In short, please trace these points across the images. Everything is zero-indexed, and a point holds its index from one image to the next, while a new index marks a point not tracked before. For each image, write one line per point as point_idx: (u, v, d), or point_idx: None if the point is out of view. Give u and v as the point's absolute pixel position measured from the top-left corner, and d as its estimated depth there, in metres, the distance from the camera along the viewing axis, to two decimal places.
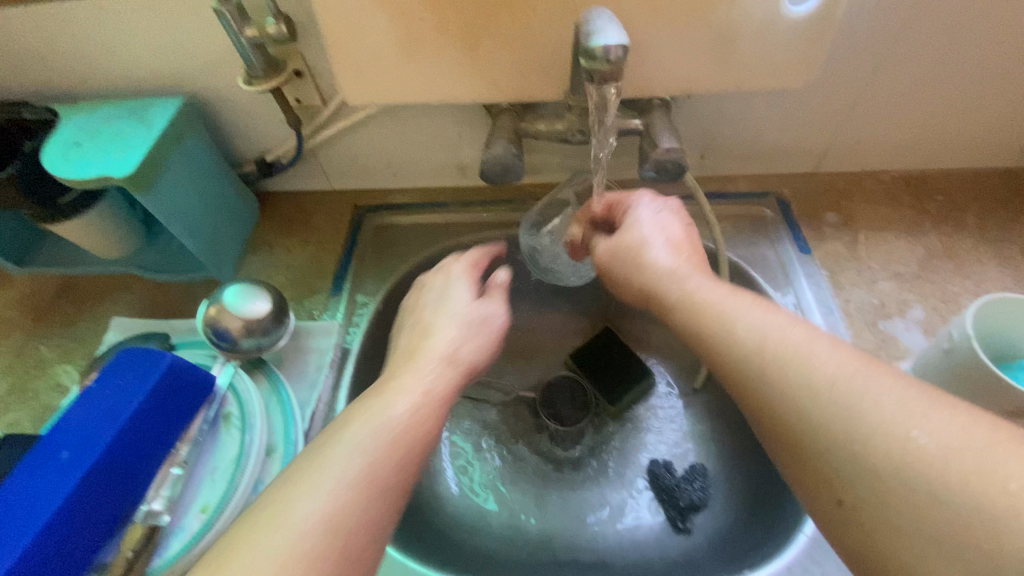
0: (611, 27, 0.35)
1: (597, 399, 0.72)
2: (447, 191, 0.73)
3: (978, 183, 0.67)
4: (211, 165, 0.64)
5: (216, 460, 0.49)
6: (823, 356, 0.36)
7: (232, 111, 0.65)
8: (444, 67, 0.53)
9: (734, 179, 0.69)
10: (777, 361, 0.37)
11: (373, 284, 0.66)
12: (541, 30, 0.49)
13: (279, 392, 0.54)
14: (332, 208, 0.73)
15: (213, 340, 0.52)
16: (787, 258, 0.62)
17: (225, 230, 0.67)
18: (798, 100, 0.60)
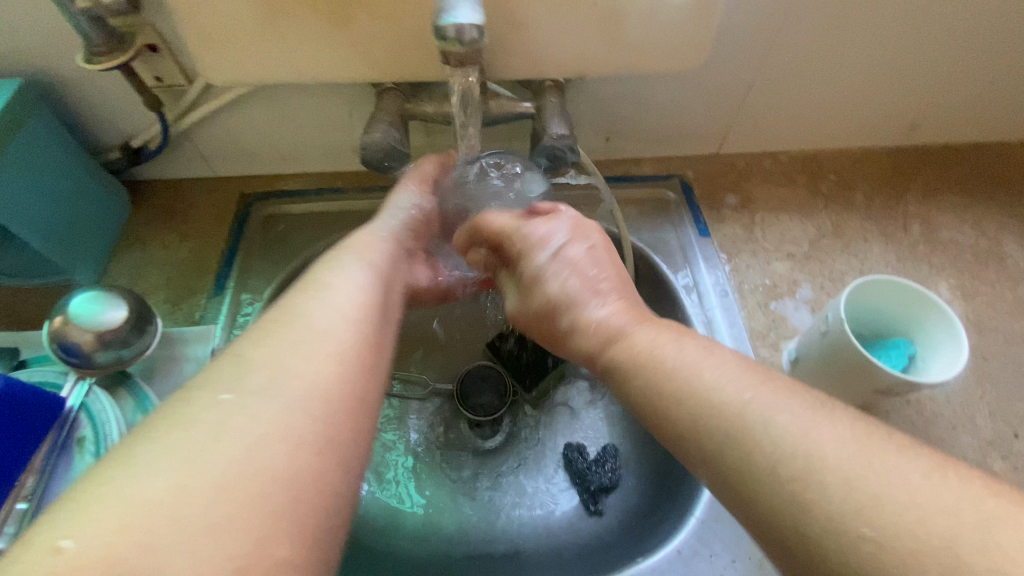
0: (465, 4, 0.32)
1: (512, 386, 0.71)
2: (344, 176, 0.68)
3: (866, 162, 0.70)
4: (64, 155, 0.56)
5: (68, 490, 0.43)
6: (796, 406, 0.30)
7: (80, 91, 0.57)
8: (316, 42, 0.48)
9: (640, 161, 0.69)
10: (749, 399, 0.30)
11: (262, 282, 0.61)
12: (416, 4, 0.45)
13: (145, 407, 0.48)
14: (216, 197, 0.67)
15: (60, 356, 0.46)
16: (687, 241, 0.62)
17: (86, 227, 0.59)
18: (695, 81, 0.59)
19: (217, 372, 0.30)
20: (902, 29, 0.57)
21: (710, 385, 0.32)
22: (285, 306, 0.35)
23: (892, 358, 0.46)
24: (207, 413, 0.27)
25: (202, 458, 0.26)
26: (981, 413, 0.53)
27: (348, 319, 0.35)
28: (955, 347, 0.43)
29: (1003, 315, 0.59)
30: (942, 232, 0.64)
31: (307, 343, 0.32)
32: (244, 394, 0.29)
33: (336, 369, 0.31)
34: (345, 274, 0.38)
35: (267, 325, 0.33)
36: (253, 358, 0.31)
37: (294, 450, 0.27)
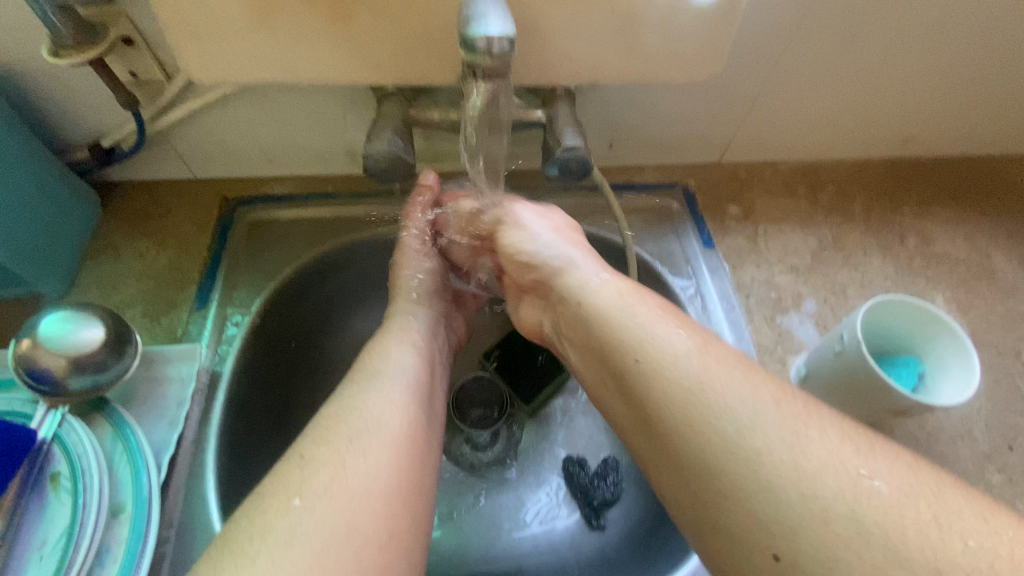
0: (493, 14, 0.30)
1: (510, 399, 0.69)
2: (335, 180, 0.65)
3: (864, 174, 0.70)
4: (26, 156, 0.51)
5: (42, 534, 0.39)
6: (743, 396, 0.34)
7: (43, 86, 0.52)
8: (312, 41, 0.45)
9: (642, 169, 0.67)
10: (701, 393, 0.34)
11: (248, 293, 0.57)
12: (423, 5, 0.42)
13: (126, 437, 0.44)
14: (196, 200, 0.62)
15: (27, 383, 0.42)
16: (692, 252, 0.61)
17: (52, 235, 0.54)
18: (702, 91, 0.58)
19: (284, 472, 0.35)
20: (907, 44, 0.57)
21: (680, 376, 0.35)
22: (339, 400, 0.40)
23: (903, 376, 0.46)
24: (282, 519, 0.33)
25: (303, 539, 0.32)
26: (979, 426, 0.54)
27: (397, 418, 0.40)
28: (967, 365, 0.44)
29: (996, 328, 0.60)
30: (937, 245, 0.65)
31: (365, 435, 0.38)
32: (310, 497, 0.34)
33: (390, 461, 0.37)
34: (392, 366, 0.44)
35: (326, 419, 0.39)
36: (314, 458, 0.36)
37: (363, 542, 0.33)
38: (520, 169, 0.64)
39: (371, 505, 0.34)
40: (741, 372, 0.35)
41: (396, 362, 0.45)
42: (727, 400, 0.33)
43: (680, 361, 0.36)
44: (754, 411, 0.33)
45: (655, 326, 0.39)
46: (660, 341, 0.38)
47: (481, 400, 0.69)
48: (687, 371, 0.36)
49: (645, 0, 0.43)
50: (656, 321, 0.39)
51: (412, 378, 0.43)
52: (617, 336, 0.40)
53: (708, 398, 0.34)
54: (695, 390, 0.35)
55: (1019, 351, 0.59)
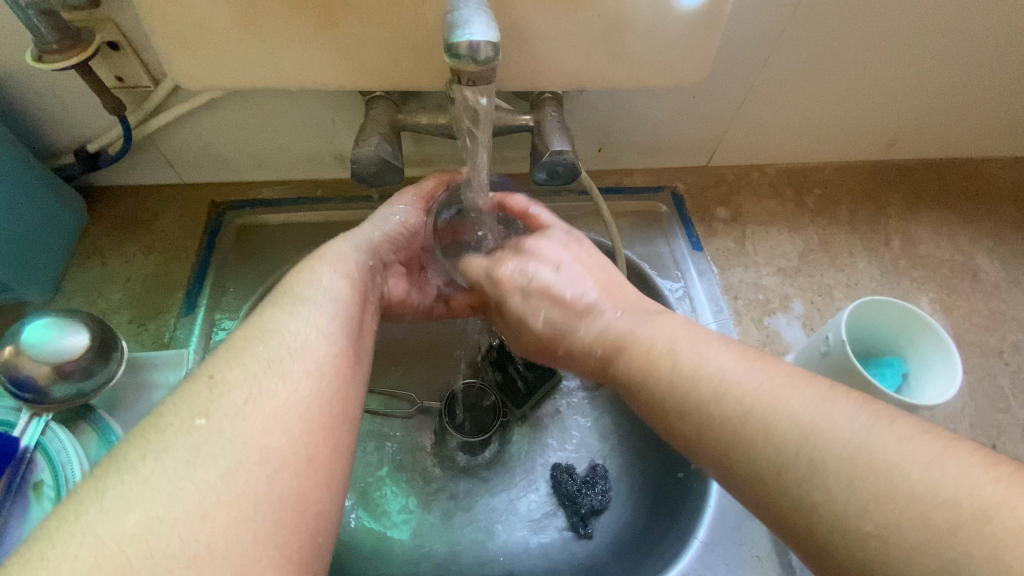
0: (478, 20, 0.30)
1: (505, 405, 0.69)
2: (325, 184, 0.65)
3: (850, 176, 0.71)
4: (12, 160, 0.51)
5: None
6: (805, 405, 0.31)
7: (28, 91, 0.52)
8: (299, 46, 0.45)
9: (632, 172, 0.68)
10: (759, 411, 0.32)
11: (237, 298, 0.57)
12: (411, 10, 0.43)
13: (111, 444, 0.44)
14: (183, 205, 0.62)
15: (9, 391, 0.42)
16: (680, 254, 0.62)
17: (37, 240, 0.54)
18: (689, 95, 0.59)
19: (189, 394, 0.30)
20: (889, 49, 0.58)
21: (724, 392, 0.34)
22: (257, 323, 0.35)
23: (887, 376, 0.47)
24: (185, 439, 0.28)
25: (187, 470, 0.27)
26: (964, 425, 0.55)
27: (317, 342, 0.34)
28: (932, 330, 0.46)
29: (980, 328, 0.61)
30: (922, 246, 0.66)
31: (278, 360, 0.33)
32: (218, 418, 0.29)
33: (311, 388, 0.32)
34: (319, 289, 0.38)
35: (239, 342, 0.34)
36: (227, 378, 0.31)
37: (274, 465, 0.28)
38: (510, 173, 0.64)
39: (277, 435, 0.29)
40: (787, 381, 0.33)
41: (312, 313, 0.36)
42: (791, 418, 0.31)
43: (717, 369, 0.35)
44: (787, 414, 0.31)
45: (687, 339, 0.37)
46: (698, 359, 0.36)
47: (474, 403, 0.68)
48: (721, 390, 0.34)
49: (631, 7, 0.44)
50: (691, 343, 0.37)
51: (340, 303, 0.38)
52: (655, 351, 0.38)
53: (750, 418, 0.32)
54: (730, 398, 0.33)
55: (1002, 351, 0.60)
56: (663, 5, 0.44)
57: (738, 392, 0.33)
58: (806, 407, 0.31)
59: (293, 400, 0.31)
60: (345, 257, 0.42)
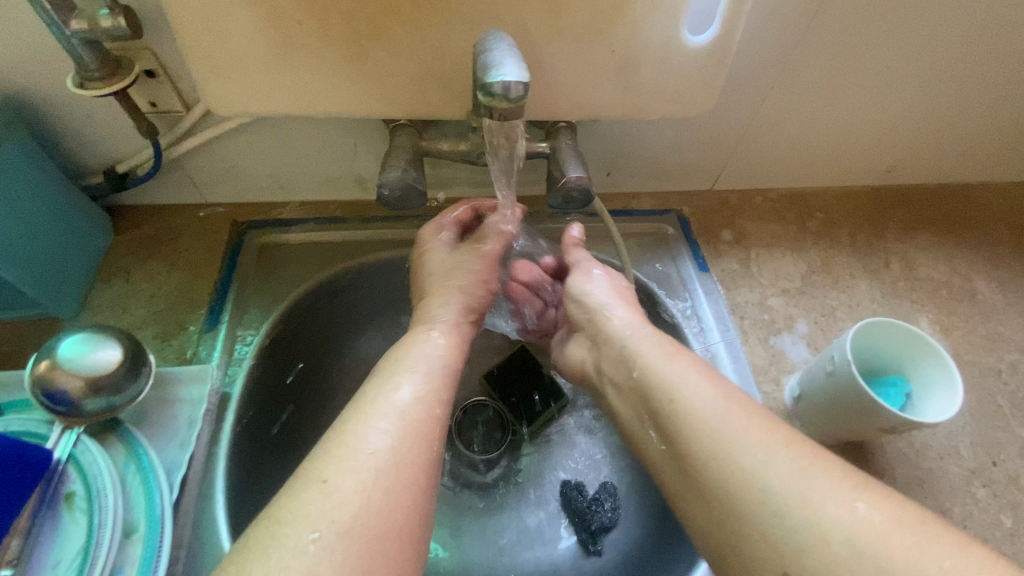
0: (509, 60, 0.32)
1: (512, 422, 0.70)
2: (343, 205, 0.67)
3: (850, 202, 0.74)
4: (43, 180, 0.52)
5: (56, 554, 0.40)
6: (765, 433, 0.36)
7: (64, 115, 0.54)
8: (329, 76, 0.47)
9: (639, 196, 0.70)
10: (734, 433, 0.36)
11: (258, 315, 0.58)
12: (436, 45, 0.45)
13: (138, 456, 0.45)
14: (205, 224, 0.64)
15: (43, 404, 0.43)
16: (687, 274, 0.64)
17: (65, 257, 0.56)
18: (695, 123, 0.61)
19: (313, 457, 0.36)
20: (885, 80, 0.61)
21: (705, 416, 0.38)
22: (366, 393, 0.42)
23: (891, 396, 0.49)
24: (311, 495, 0.34)
25: (327, 517, 0.33)
26: (965, 443, 0.56)
27: (418, 408, 0.41)
28: (935, 354, 0.48)
29: (979, 349, 0.63)
30: (920, 268, 0.68)
31: (391, 423, 0.39)
32: (325, 504, 0.33)
33: (413, 446, 0.38)
34: (413, 361, 0.45)
35: (352, 408, 0.40)
36: (331, 468, 0.35)
37: (381, 524, 0.33)
38: (523, 195, 0.66)
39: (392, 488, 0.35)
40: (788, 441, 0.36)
41: (414, 386, 0.42)
42: (753, 443, 0.35)
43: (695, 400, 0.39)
44: (765, 441, 0.36)
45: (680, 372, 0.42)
46: (682, 385, 0.41)
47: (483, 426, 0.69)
48: (710, 414, 0.38)
49: (643, 42, 0.47)
50: (682, 370, 0.42)
51: (430, 387, 0.43)
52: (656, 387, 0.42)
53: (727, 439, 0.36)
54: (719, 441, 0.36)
55: (1000, 371, 0.61)
56: (674, 41, 0.47)
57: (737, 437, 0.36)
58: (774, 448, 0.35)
59: (401, 460, 0.37)
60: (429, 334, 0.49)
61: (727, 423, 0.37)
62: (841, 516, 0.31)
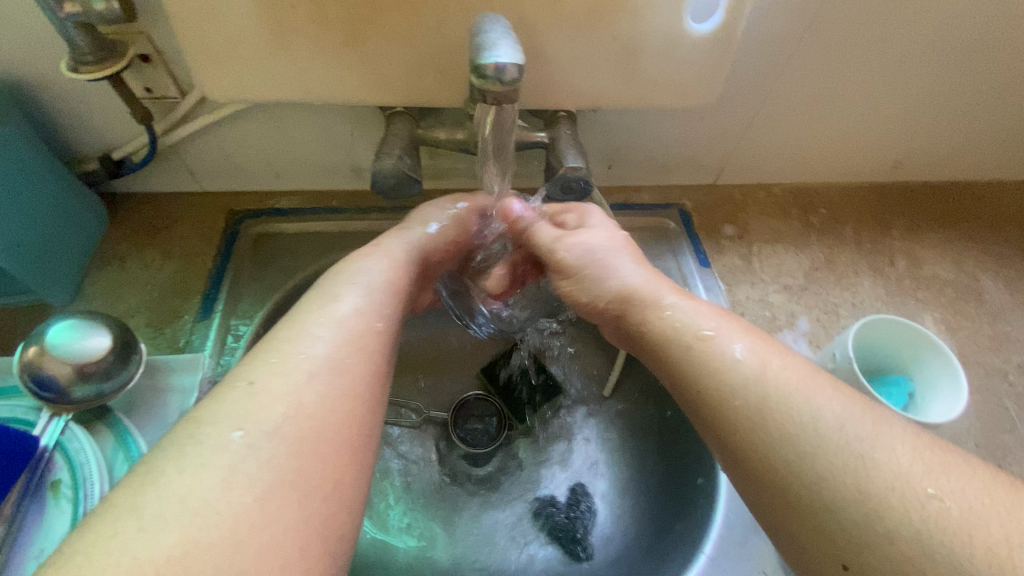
0: (504, 43, 0.31)
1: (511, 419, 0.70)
2: (341, 196, 0.67)
3: (855, 198, 0.72)
4: (36, 164, 0.52)
5: (41, 542, 0.40)
6: (824, 401, 0.32)
7: (59, 100, 0.53)
8: (325, 62, 0.46)
9: (640, 190, 0.69)
10: (783, 403, 0.33)
11: (252, 304, 0.58)
12: (434, 30, 0.44)
13: (127, 446, 0.44)
14: (202, 213, 0.64)
15: (32, 390, 0.43)
16: (687, 269, 0.63)
17: (59, 243, 0.55)
18: (698, 115, 0.60)
19: (233, 386, 0.32)
20: (895, 73, 0.59)
21: (750, 382, 0.34)
22: (296, 314, 0.38)
23: (894, 395, 0.48)
24: (230, 433, 0.29)
25: (250, 450, 0.29)
26: (970, 445, 0.55)
27: (352, 325, 0.38)
28: (940, 352, 0.46)
29: (985, 349, 0.62)
30: (926, 267, 0.67)
31: (320, 344, 0.36)
32: (256, 432, 0.30)
33: (343, 363, 0.35)
34: (356, 278, 0.42)
35: (281, 333, 0.37)
36: (264, 388, 0.32)
37: (312, 449, 0.30)
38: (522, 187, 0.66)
39: (324, 412, 0.32)
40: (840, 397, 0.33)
41: (348, 305, 0.39)
42: (807, 411, 0.32)
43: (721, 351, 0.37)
44: (816, 409, 0.32)
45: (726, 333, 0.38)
46: (722, 346, 0.37)
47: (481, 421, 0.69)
48: (753, 380, 0.34)
49: (646, 29, 0.46)
50: (723, 331, 0.38)
51: (378, 317, 0.40)
52: (685, 351, 0.38)
53: (773, 408, 0.33)
54: (760, 394, 0.34)
55: (1007, 372, 0.60)
56: (677, 29, 0.46)
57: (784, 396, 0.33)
58: (819, 405, 0.32)
59: (332, 377, 0.34)
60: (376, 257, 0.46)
61: (771, 392, 0.34)
62: (904, 491, 0.28)
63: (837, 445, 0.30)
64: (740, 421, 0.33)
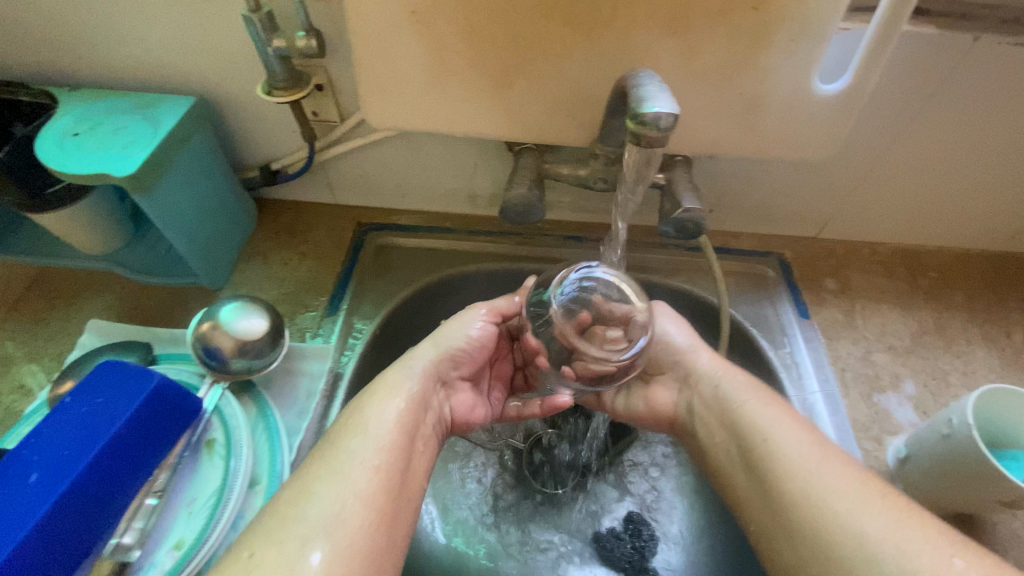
0: (663, 96, 0.35)
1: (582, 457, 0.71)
2: (454, 218, 0.73)
3: (971, 265, 0.70)
4: (215, 169, 0.61)
5: (194, 492, 0.45)
6: (857, 501, 0.37)
7: (240, 116, 0.63)
8: (473, 99, 0.52)
9: (739, 236, 0.70)
10: (809, 485, 0.39)
11: (370, 306, 0.64)
12: (573, 78, 0.49)
13: (267, 419, 0.50)
14: (334, 223, 0.72)
15: (200, 358, 0.49)
16: (786, 319, 0.63)
17: (221, 237, 0.64)
18: (809, 169, 0.62)
19: (240, 548, 0.34)
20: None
21: (791, 460, 0.41)
22: (312, 465, 0.39)
23: (1016, 471, 0.45)
24: None
25: None
26: None
27: (368, 483, 0.38)
28: None
29: None
30: None
31: (329, 503, 0.36)
32: (258, 552, 0.33)
33: (353, 531, 0.36)
34: (371, 421, 0.42)
35: (290, 490, 0.37)
36: (266, 550, 0.34)
37: None
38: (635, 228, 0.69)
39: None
40: (845, 463, 0.40)
41: (367, 450, 0.40)
42: (832, 508, 0.37)
43: (771, 421, 0.44)
44: (844, 503, 0.37)
45: (774, 417, 0.45)
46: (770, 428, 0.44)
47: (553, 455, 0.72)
48: (799, 459, 0.41)
49: (773, 86, 0.49)
50: (768, 413, 0.45)
51: (393, 434, 0.41)
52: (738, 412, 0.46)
53: (798, 486, 0.39)
54: (802, 470, 0.40)
55: None
56: (806, 88, 0.49)
57: (796, 460, 0.41)
58: (838, 478, 0.39)
59: (336, 544, 0.34)
60: (392, 383, 0.45)
61: (803, 476, 0.40)
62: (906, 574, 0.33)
63: (857, 523, 0.36)
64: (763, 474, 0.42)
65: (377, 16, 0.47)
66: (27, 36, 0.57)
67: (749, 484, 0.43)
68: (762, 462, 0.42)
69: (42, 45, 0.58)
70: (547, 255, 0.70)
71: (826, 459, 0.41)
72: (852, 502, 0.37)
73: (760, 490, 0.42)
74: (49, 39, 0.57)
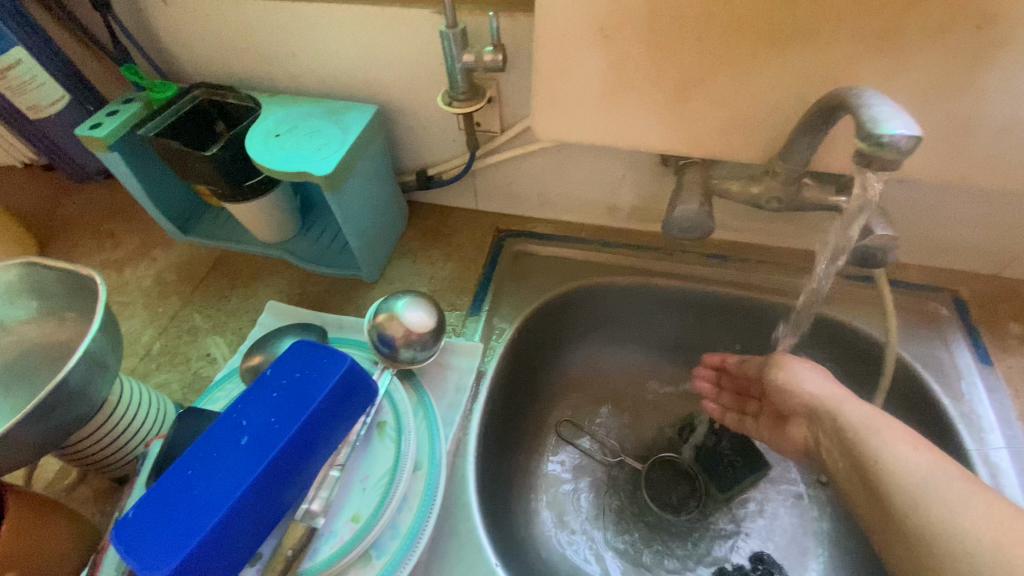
0: (898, 116, 0.34)
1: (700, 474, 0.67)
2: (589, 229, 0.74)
3: None
4: (384, 171, 0.66)
5: (368, 469, 0.48)
6: (987, 525, 0.38)
7: (407, 124, 0.68)
8: (645, 114, 0.52)
9: (904, 267, 0.66)
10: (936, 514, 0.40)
11: (510, 310, 0.66)
12: (759, 95, 0.48)
13: (426, 406, 0.54)
14: (476, 226, 0.75)
15: (374, 345, 0.54)
16: (962, 362, 0.58)
17: (381, 234, 0.69)
18: (1003, 201, 0.57)
19: None
20: None
21: (916, 488, 0.41)
22: None
23: None
24: None
25: None
26: None
27: None
28: None
29: None
30: None
31: None
32: None
33: None
34: None
35: None
36: None
37: None
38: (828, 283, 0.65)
39: None
40: (963, 479, 0.41)
41: None
42: (961, 537, 0.38)
43: (895, 452, 0.44)
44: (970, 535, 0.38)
45: (900, 445, 0.44)
46: (895, 455, 0.44)
47: (672, 481, 0.68)
48: (923, 487, 0.41)
49: (985, 110, 0.46)
50: (890, 439, 0.45)
51: None
52: (859, 442, 0.46)
53: (921, 518, 0.40)
54: (922, 497, 0.41)
55: None
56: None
57: (911, 480, 0.42)
58: (965, 507, 0.39)
59: None
60: None
61: (927, 507, 0.40)
62: None
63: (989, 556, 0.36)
64: (884, 497, 0.43)
65: (566, 32, 0.49)
66: (243, 48, 0.65)
67: (866, 503, 0.45)
68: (880, 485, 0.43)
69: (253, 56, 0.65)
70: (687, 273, 0.68)
71: (960, 488, 0.40)
72: (984, 532, 0.37)
73: (876, 511, 0.43)
74: (259, 50, 0.65)
